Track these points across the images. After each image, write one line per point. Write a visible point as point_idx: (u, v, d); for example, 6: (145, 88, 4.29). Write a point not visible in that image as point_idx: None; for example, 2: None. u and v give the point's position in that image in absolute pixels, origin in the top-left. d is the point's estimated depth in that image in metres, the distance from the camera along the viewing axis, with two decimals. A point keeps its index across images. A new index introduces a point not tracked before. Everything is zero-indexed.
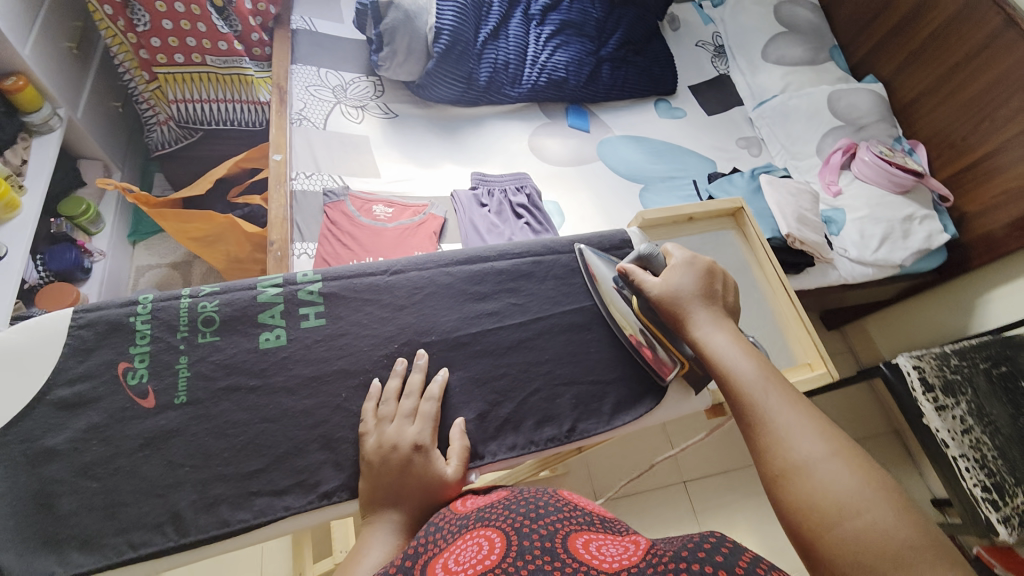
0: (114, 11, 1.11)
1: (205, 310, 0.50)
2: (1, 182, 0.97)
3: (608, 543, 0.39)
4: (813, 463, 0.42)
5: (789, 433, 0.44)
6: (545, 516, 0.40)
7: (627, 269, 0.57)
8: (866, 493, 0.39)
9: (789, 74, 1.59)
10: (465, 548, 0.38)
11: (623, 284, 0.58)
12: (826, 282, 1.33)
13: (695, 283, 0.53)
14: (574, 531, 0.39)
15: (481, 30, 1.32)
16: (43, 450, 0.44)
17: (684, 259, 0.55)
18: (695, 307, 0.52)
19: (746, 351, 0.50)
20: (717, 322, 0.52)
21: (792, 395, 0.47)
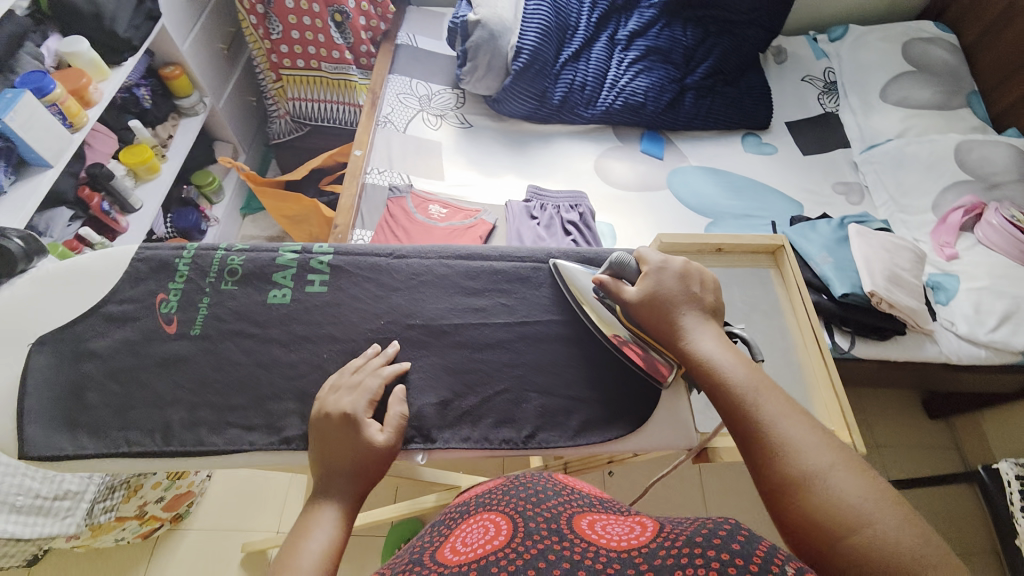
0: (257, 21, 1.36)
1: (233, 262, 0.58)
2: (147, 149, 1.24)
3: (614, 523, 0.43)
4: (820, 473, 0.42)
5: (789, 445, 0.44)
6: (547, 501, 0.47)
7: (602, 281, 0.55)
8: (872, 503, 0.39)
9: (910, 118, 1.40)
10: (476, 527, 0.46)
11: (603, 295, 0.57)
12: (921, 355, 1.13)
13: (674, 285, 0.53)
14: (577, 513, 0.45)
15: (563, 52, 1.36)
16: (86, 349, 0.53)
17: (659, 263, 0.54)
18: (673, 310, 0.52)
19: (731, 355, 0.50)
20: (695, 324, 0.52)
21: (789, 403, 0.47)
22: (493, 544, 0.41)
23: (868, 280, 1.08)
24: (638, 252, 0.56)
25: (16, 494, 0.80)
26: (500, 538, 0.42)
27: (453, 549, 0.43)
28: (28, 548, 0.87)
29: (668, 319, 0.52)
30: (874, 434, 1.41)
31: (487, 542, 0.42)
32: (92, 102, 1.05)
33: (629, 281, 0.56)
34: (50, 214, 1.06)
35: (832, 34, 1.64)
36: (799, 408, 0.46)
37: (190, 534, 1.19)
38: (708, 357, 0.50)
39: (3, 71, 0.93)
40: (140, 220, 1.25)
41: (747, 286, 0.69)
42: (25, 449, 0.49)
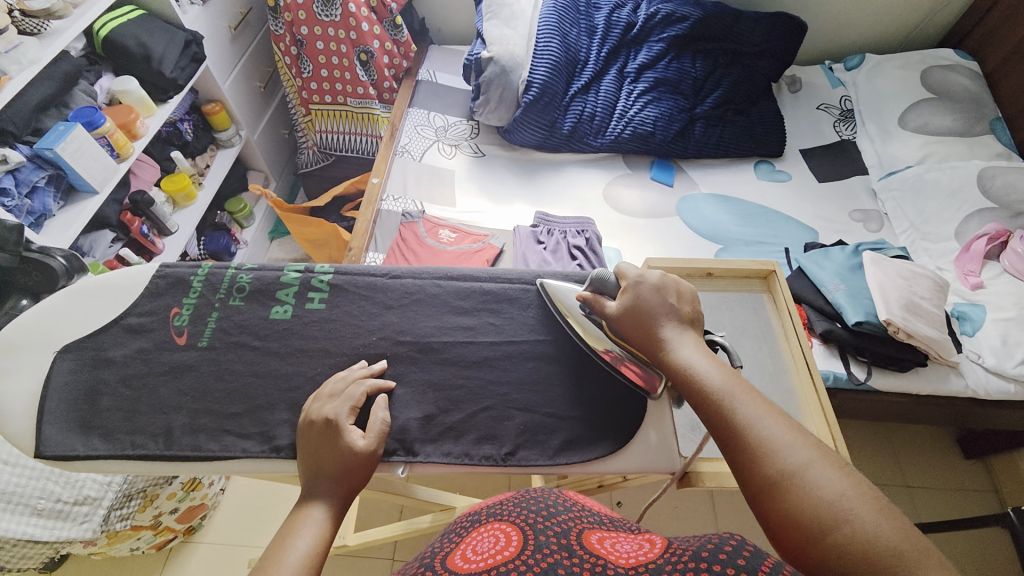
0: (290, 62, 1.48)
1: (241, 280, 0.63)
2: (185, 177, 1.35)
3: (623, 541, 0.42)
4: (799, 471, 0.42)
5: (768, 445, 0.44)
6: (558, 515, 0.45)
7: (585, 297, 0.58)
8: (850, 499, 0.40)
9: (928, 145, 1.38)
10: (485, 537, 0.43)
11: (589, 311, 0.59)
12: (946, 389, 1.09)
13: (651, 296, 0.55)
14: (587, 529, 0.44)
15: (573, 84, 1.42)
16: (104, 356, 0.58)
17: (636, 276, 0.56)
18: (650, 321, 0.54)
19: (707, 361, 0.51)
20: (672, 333, 0.53)
21: (767, 403, 0.48)
22: (504, 554, 0.39)
23: (883, 308, 1.04)
24: (619, 267, 0.58)
25: (38, 497, 0.87)
26: (510, 549, 0.40)
27: (462, 556, 0.41)
28: (48, 551, 0.92)
29: (647, 330, 0.53)
30: (903, 474, 1.33)
31: (498, 552, 0.40)
32: (137, 136, 1.17)
33: (608, 296, 0.58)
34: (94, 236, 1.17)
35: (849, 63, 1.63)
36: (777, 408, 0.47)
37: (201, 546, 1.22)
38: (685, 364, 0.51)
39: (59, 107, 1.04)
40: (175, 243, 1.35)
41: (739, 309, 0.71)
42: (40, 448, 0.53)
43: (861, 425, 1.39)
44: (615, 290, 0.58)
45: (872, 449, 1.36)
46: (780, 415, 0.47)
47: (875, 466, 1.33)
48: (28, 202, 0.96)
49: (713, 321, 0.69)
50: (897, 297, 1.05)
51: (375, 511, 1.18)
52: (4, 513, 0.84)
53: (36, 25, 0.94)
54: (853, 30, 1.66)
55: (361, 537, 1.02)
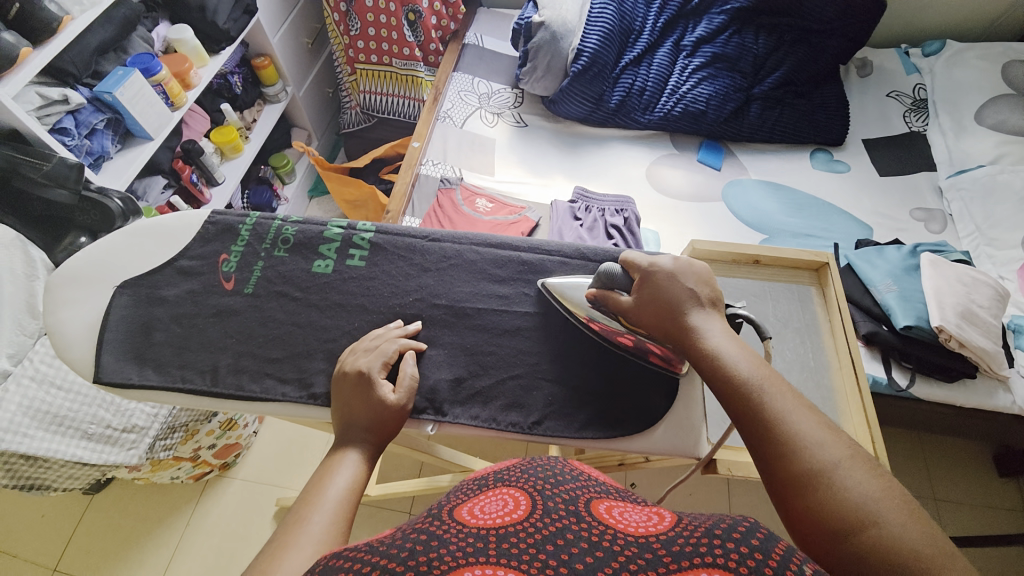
0: (339, 18, 1.47)
1: (286, 232, 0.64)
2: (232, 129, 1.37)
3: (630, 510, 0.42)
4: (829, 468, 0.41)
5: (798, 440, 0.43)
6: (565, 483, 0.44)
7: (595, 296, 0.56)
8: (880, 500, 0.39)
9: (1007, 143, 1.27)
10: (493, 499, 0.43)
11: (600, 308, 0.57)
12: (991, 404, 1.03)
13: (674, 281, 0.52)
14: (595, 497, 0.43)
15: (624, 56, 1.36)
16: (157, 295, 0.60)
17: (649, 265, 0.54)
18: (672, 306, 0.51)
19: (736, 348, 0.49)
20: (698, 319, 0.51)
21: (796, 397, 0.46)
22: (513, 515, 0.39)
23: (936, 313, 0.98)
24: (625, 258, 0.56)
25: (90, 422, 0.90)
26: (518, 513, 0.39)
27: (469, 511, 0.41)
28: (94, 474, 0.98)
29: (669, 314, 0.51)
30: (932, 486, 1.28)
31: (506, 514, 0.39)
32: (190, 85, 1.19)
33: (620, 291, 0.55)
34: (147, 181, 1.22)
35: (927, 48, 1.50)
36: (809, 403, 0.45)
37: (234, 482, 1.30)
38: (712, 351, 0.49)
39: (117, 51, 1.07)
40: (221, 193, 1.39)
41: (785, 299, 0.68)
42: (99, 375, 0.57)
43: (891, 433, 1.33)
44: (626, 284, 0.55)
45: (901, 458, 1.31)
46: (811, 410, 0.45)
47: (902, 475, 1.28)
48: (87, 143, 1.00)
49: (753, 310, 0.67)
50: (953, 304, 0.99)
51: (396, 466, 1.23)
52: (59, 434, 0.88)
53: None
54: (936, 12, 1.52)
55: (382, 488, 1.07)
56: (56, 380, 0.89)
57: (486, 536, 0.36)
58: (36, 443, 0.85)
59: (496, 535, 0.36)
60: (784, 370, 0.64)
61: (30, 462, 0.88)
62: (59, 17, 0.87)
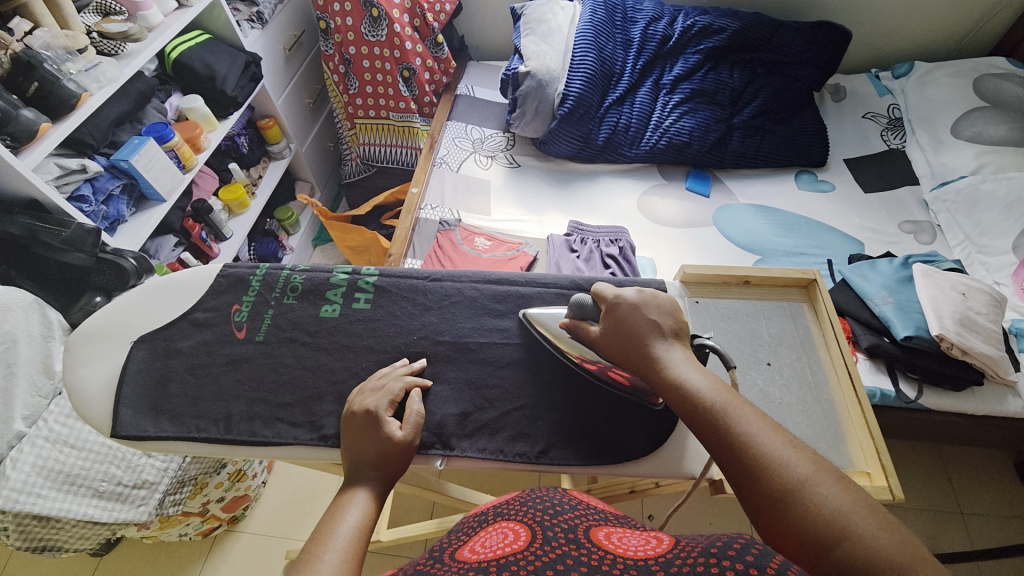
0: (338, 79, 1.58)
1: (295, 280, 0.67)
2: (238, 186, 1.45)
3: (629, 536, 0.42)
4: (796, 485, 0.42)
5: (767, 460, 0.44)
6: (564, 513, 0.45)
7: (568, 325, 0.59)
8: (850, 512, 0.39)
9: (985, 154, 1.32)
10: (493, 534, 0.43)
11: (575, 335, 0.59)
12: (1002, 411, 1.02)
13: (634, 313, 0.55)
14: (593, 525, 0.44)
15: (608, 96, 1.44)
16: (173, 347, 0.63)
17: (613, 298, 0.57)
18: (637, 339, 0.54)
19: (699, 375, 0.50)
20: (661, 349, 0.53)
21: (761, 416, 0.47)
22: (513, 546, 0.40)
23: (935, 322, 0.99)
24: (595, 290, 0.59)
25: (101, 479, 0.90)
26: (518, 542, 0.40)
27: (470, 549, 0.42)
28: (105, 533, 0.96)
29: (633, 347, 0.54)
30: (957, 501, 1.24)
31: (506, 545, 0.40)
32: (200, 148, 1.27)
33: (590, 319, 0.58)
34: (160, 240, 1.27)
35: (896, 71, 1.59)
36: (772, 421, 0.46)
37: (243, 536, 1.28)
38: (677, 379, 0.50)
39: (133, 122, 1.14)
40: (229, 247, 1.44)
41: (777, 318, 0.68)
42: (116, 428, 0.58)
43: (907, 448, 1.31)
44: (593, 314, 0.58)
45: (921, 473, 1.28)
46: (776, 428, 0.46)
47: (925, 492, 1.25)
48: (104, 209, 1.05)
49: (746, 330, 0.68)
50: (951, 313, 1.00)
51: (407, 510, 1.21)
52: (70, 493, 0.88)
53: (113, 46, 1.05)
54: (900, 38, 1.61)
55: (392, 533, 1.04)
56: (68, 439, 0.90)
57: (488, 567, 0.37)
58: (48, 503, 0.85)
59: (496, 565, 0.37)
60: (783, 387, 0.64)
61: (43, 522, 0.88)
62: (77, 93, 0.94)
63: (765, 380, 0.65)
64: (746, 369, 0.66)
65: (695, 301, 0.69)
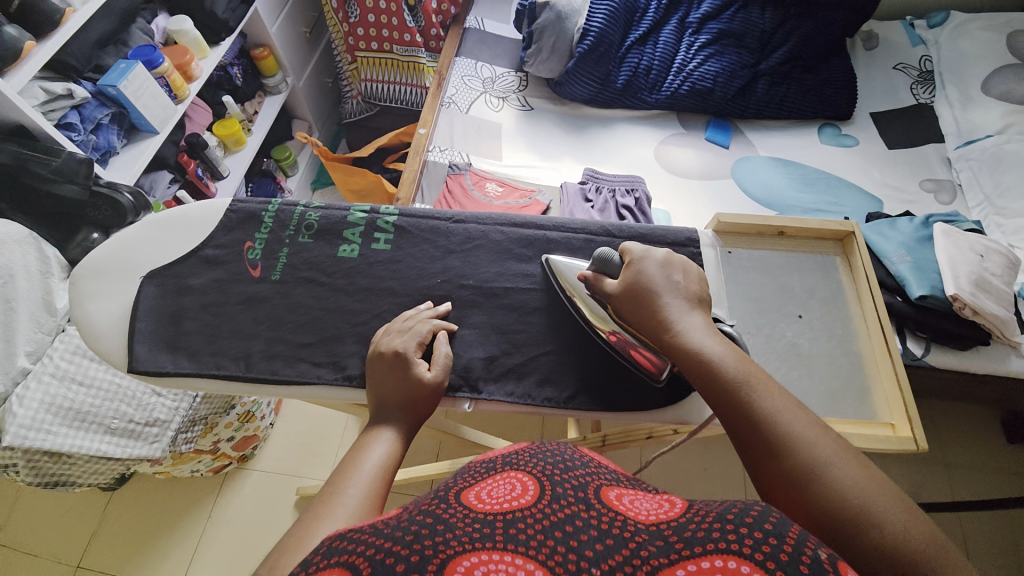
0: (338, 6, 1.45)
1: (310, 218, 0.64)
2: (234, 122, 1.36)
3: (640, 498, 0.41)
4: (821, 466, 0.40)
5: (789, 440, 0.42)
6: (575, 469, 0.45)
7: (586, 278, 0.57)
8: (874, 497, 0.38)
9: (1016, 112, 1.26)
10: (502, 482, 0.42)
11: (592, 292, 0.57)
12: (1006, 370, 1.03)
13: (656, 275, 0.53)
14: (604, 485, 0.43)
15: (630, 35, 1.35)
16: (184, 284, 0.60)
17: (641, 253, 0.55)
18: (658, 300, 0.51)
19: (720, 345, 0.48)
20: (682, 315, 0.50)
21: (785, 395, 0.45)
22: (521, 500, 0.38)
23: (951, 282, 0.98)
24: (623, 247, 0.56)
25: (113, 417, 0.90)
26: (527, 496, 0.39)
27: (476, 495, 0.40)
28: (119, 469, 0.97)
29: (653, 309, 0.51)
30: (943, 455, 1.29)
31: (514, 498, 0.38)
32: (193, 78, 1.18)
33: (607, 276, 0.56)
34: (154, 176, 1.21)
35: (932, 20, 1.49)
36: (794, 399, 0.45)
37: (253, 474, 1.32)
38: (693, 348, 0.47)
39: (118, 44, 1.04)
40: (227, 187, 1.38)
41: (810, 271, 0.67)
42: (132, 365, 0.56)
43: None
44: (614, 271, 0.55)
45: None
46: (798, 407, 0.45)
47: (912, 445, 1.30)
48: (94, 138, 0.99)
49: (778, 282, 0.66)
50: (967, 273, 0.99)
51: (414, 452, 1.24)
52: (82, 429, 0.87)
53: None
54: None
55: (403, 473, 1.07)
56: (76, 376, 0.89)
57: (495, 520, 0.35)
58: (59, 440, 0.84)
59: (502, 521, 0.35)
60: (812, 339, 0.64)
61: (54, 458, 0.88)
62: (62, 9, 0.85)
63: (794, 332, 0.64)
64: (777, 320, 0.64)
65: (728, 252, 0.67)
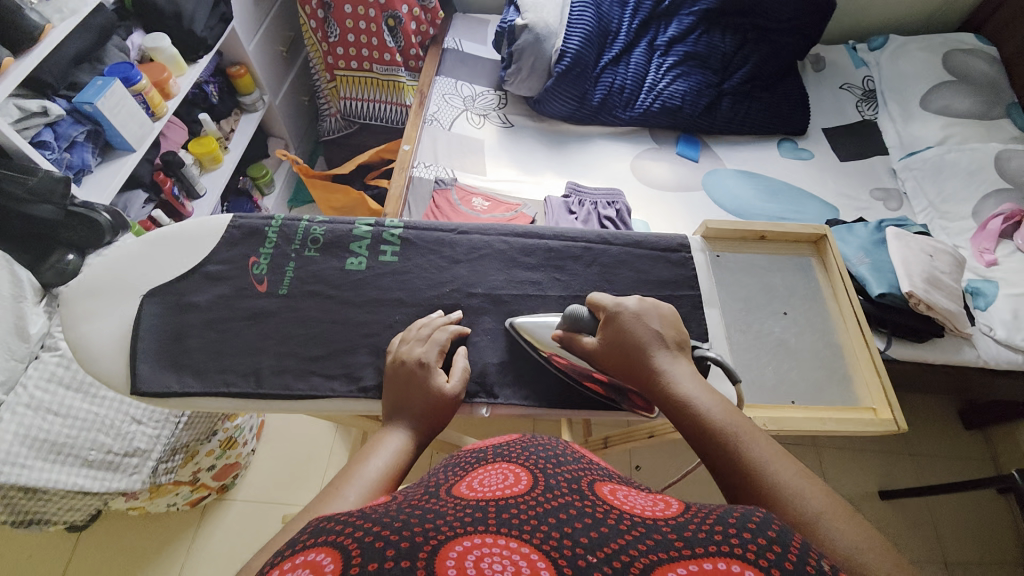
0: (317, 26, 1.46)
1: (315, 232, 0.64)
2: (212, 140, 1.34)
3: (634, 495, 0.40)
4: (811, 517, 0.40)
5: (778, 491, 0.42)
6: (567, 464, 0.44)
7: (562, 338, 0.56)
8: (864, 551, 0.37)
9: (951, 126, 1.39)
10: (493, 473, 0.42)
11: (570, 351, 0.56)
12: (958, 359, 1.12)
13: (639, 324, 0.54)
14: (597, 480, 0.43)
15: (604, 56, 1.42)
16: (187, 301, 0.59)
17: (614, 306, 0.55)
18: (644, 348, 0.52)
19: (706, 395, 0.49)
20: (667, 363, 0.52)
21: (774, 446, 0.46)
22: (514, 489, 0.38)
23: (906, 280, 1.07)
24: (591, 299, 0.57)
25: (90, 448, 0.85)
26: (519, 486, 0.38)
27: (468, 486, 0.40)
28: (96, 504, 0.91)
29: (638, 357, 0.52)
30: (907, 444, 1.38)
31: (506, 488, 0.38)
32: (170, 95, 1.16)
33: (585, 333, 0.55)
34: (127, 196, 1.17)
35: (872, 43, 1.64)
36: (784, 450, 0.45)
37: (235, 503, 1.26)
38: (684, 398, 0.49)
39: (93, 62, 1.02)
40: (204, 205, 1.35)
41: (790, 271, 0.72)
42: (136, 386, 0.55)
43: None
44: (591, 327, 0.56)
45: None
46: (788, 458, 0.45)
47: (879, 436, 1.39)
48: (68, 157, 0.95)
49: (763, 283, 0.71)
50: (920, 272, 1.08)
51: None
52: (58, 463, 0.82)
53: None
54: (878, 10, 1.66)
55: None
56: (52, 406, 0.84)
57: (487, 506, 0.35)
58: (35, 474, 0.79)
59: (495, 507, 0.35)
60: (798, 334, 0.68)
61: (29, 494, 0.82)
62: (41, 26, 0.83)
63: (782, 329, 0.69)
64: (766, 318, 0.69)
65: (717, 256, 0.71)
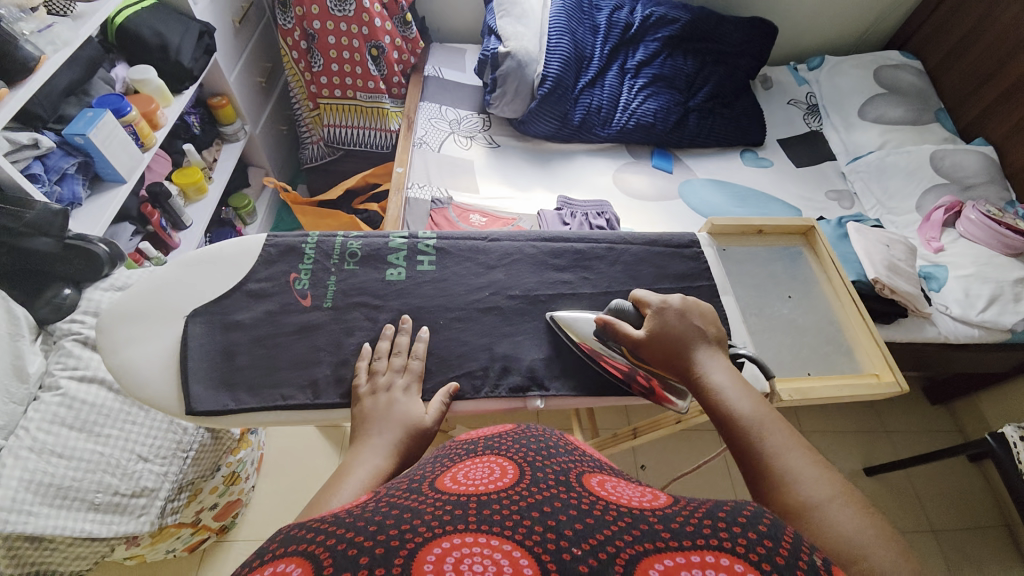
0: (298, 56, 1.48)
1: (352, 246, 0.66)
2: (196, 169, 1.32)
3: (622, 485, 0.40)
4: (820, 503, 0.43)
5: (790, 477, 0.45)
6: (557, 456, 0.44)
7: (606, 320, 0.59)
8: (865, 539, 0.40)
9: (888, 132, 1.57)
10: (480, 465, 0.41)
11: (608, 339, 0.60)
12: (922, 337, 1.24)
13: (678, 321, 0.57)
14: (586, 472, 0.42)
15: (581, 79, 1.52)
16: (231, 320, 0.59)
17: (659, 302, 0.59)
18: (681, 341, 0.56)
19: (735, 386, 0.53)
20: (703, 356, 0.55)
21: (793, 438, 0.49)
22: (499, 483, 0.37)
23: (869, 268, 1.19)
24: (636, 295, 0.61)
25: (96, 490, 0.80)
26: (505, 480, 0.38)
27: (453, 478, 0.39)
28: (103, 550, 0.85)
29: (676, 349, 0.56)
30: (883, 422, 1.50)
31: (491, 481, 0.37)
32: (158, 125, 1.14)
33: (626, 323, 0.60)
34: (114, 229, 1.14)
35: (811, 63, 1.84)
36: (802, 442, 0.48)
37: (236, 545, 1.19)
38: (714, 387, 0.53)
39: (81, 94, 1.00)
40: (190, 237, 1.32)
41: (787, 260, 0.80)
42: (189, 407, 0.54)
43: None
44: (633, 318, 0.60)
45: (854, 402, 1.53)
46: (805, 450, 0.48)
47: (857, 417, 1.50)
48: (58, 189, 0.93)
49: (766, 272, 0.78)
50: (881, 260, 1.20)
51: None
52: (63, 508, 0.77)
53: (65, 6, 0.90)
54: (812, 35, 1.87)
55: None
56: (56, 448, 0.78)
57: (469, 500, 0.34)
58: (42, 522, 0.74)
59: (476, 503, 0.34)
60: (803, 314, 0.76)
61: (36, 544, 0.77)
62: (36, 57, 0.82)
63: (788, 311, 0.76)
64: (773, 302, 0.76)
65: (723, 250, 0.78)
